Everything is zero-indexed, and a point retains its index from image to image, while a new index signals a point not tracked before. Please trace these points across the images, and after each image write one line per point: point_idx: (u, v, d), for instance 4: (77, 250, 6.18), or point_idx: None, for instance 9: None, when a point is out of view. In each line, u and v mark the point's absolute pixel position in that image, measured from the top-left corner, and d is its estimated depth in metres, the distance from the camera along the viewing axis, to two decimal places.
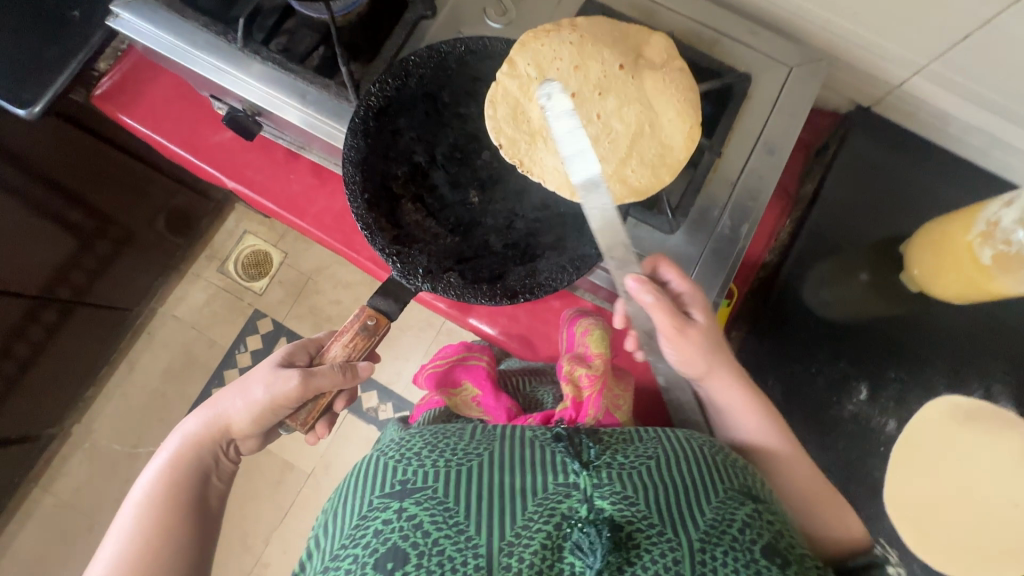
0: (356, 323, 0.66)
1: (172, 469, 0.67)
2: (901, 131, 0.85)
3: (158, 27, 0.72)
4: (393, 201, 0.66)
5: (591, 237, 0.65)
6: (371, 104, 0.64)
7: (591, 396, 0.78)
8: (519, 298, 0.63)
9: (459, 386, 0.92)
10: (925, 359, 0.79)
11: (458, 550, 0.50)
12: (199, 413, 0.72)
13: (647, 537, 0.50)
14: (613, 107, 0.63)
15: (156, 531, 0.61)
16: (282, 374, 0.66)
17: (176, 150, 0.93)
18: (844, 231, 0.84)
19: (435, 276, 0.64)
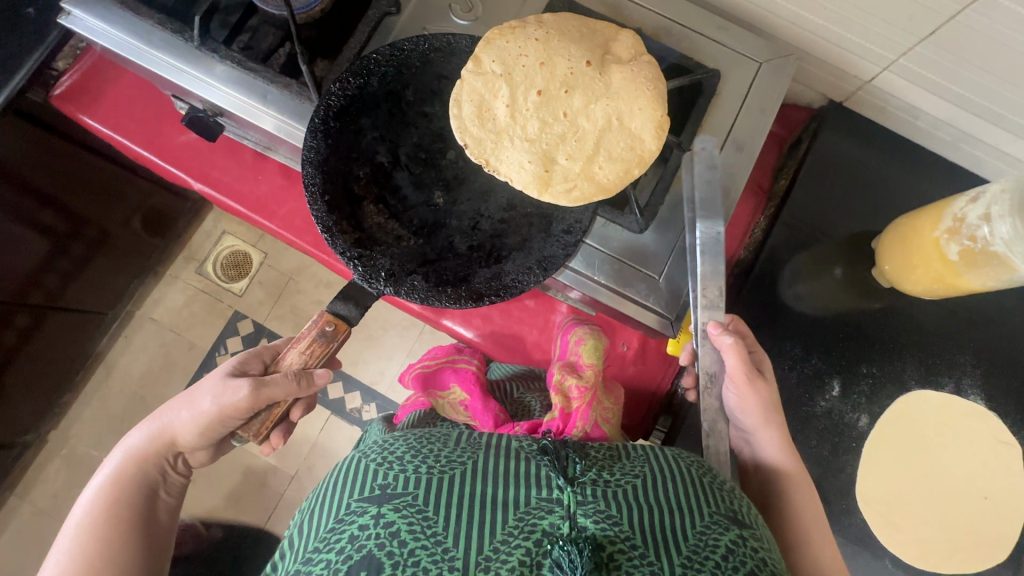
0: (312, 330, 0.65)
1: (116, 484, 0.66)
2: (872, 126, 0.85)
3: (114, 26, 0.70)
4: (356, 202, 0.65)
5: (557, 238, 0.64)
6: (332, 104, 0.62)
7: (580, 408, 0.77)
8: (484, 300, 0.62)
9: (448, 389, 0.90)
10: (896, 354, 0.79)
11: (433, 562, 0.50)
12: (144, 424, 0.71)
13: (628, 559, 0.50)
14: (580, 104, 0.62)
15: (98, 549, 0.60)
16: (231, 385, 0.64)
17: (140, 151, 0.90)
18: (816, 228, 0.84)
19: (399, 280, 0.63)
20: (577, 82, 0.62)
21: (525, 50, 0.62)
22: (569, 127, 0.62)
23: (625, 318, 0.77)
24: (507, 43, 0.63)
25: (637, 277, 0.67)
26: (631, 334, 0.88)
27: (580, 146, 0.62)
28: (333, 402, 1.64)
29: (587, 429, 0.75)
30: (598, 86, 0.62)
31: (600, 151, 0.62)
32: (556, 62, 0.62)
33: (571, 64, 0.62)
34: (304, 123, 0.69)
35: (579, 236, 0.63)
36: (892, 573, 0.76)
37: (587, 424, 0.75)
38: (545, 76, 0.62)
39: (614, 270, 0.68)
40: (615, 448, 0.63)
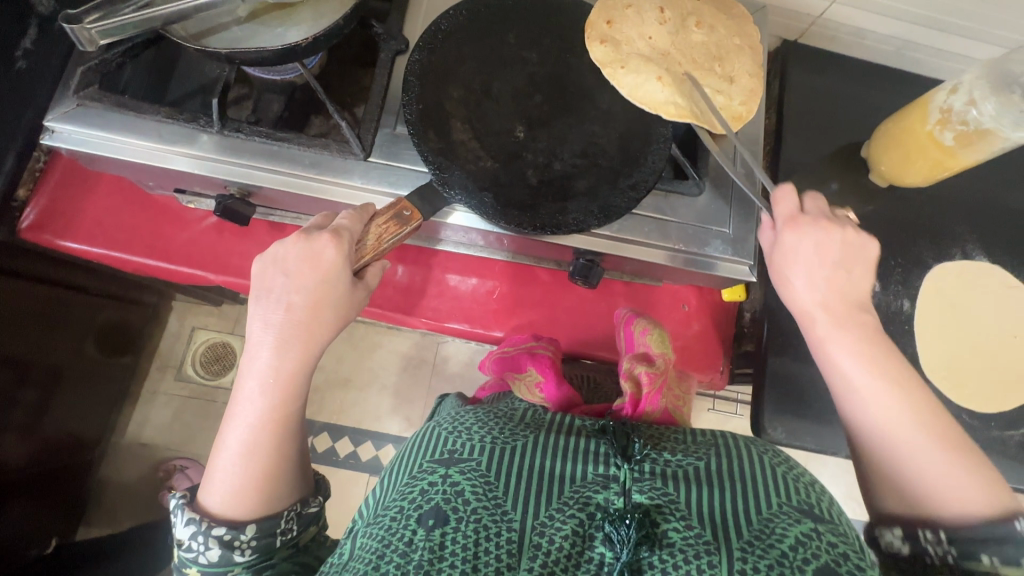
0: (389, 209, 0.59)
1: (280, 382, 0.54)
2: (827, 54, 0.96)
3: (112, 132, 0.64)
4: (440, 125, 0.63)
5: (622, 190, 0.64)
6: (440, 26, 0.67)
7: (650, 394, 0.72)
8: (546, 231, 0.62)
9: (523, 372, 0.81)
10: (909, 241, 0.90)
11: (493, 520, 0.53)
12: (296, 318, 0.54)
13: (678, 535, 0.51)
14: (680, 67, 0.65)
15: (270, 447, 0.55)
16: (315, 252, 0.54)
17: (141, 260, 0.83)
18: (808, 149, 0.93)
19: (469, 193, 0.61)
20: (682, 38, 0.65)
21: (636, 19, 0.65)
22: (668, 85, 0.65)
23: (691, 277, 0.80)
24: (625, 8, 0.65)
25: (710, 234, 0.71)
26: (687, 291, 0.93)
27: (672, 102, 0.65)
28: (368, 463, 1.63)
29: (657, 416, 0.72)
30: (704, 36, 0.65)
31: (735, 95, 0.64)
32: (658, 19, 0.65)
33: (682, 25, 0.65)
34: (351, 177, 0.67)
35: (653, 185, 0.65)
36: (972, 426, 0.85)
37: (656, 414, 0.71)
38: (658, 34, 0.64)
39: (686, 235, 0.71)
40: (677, 431, 0.65)
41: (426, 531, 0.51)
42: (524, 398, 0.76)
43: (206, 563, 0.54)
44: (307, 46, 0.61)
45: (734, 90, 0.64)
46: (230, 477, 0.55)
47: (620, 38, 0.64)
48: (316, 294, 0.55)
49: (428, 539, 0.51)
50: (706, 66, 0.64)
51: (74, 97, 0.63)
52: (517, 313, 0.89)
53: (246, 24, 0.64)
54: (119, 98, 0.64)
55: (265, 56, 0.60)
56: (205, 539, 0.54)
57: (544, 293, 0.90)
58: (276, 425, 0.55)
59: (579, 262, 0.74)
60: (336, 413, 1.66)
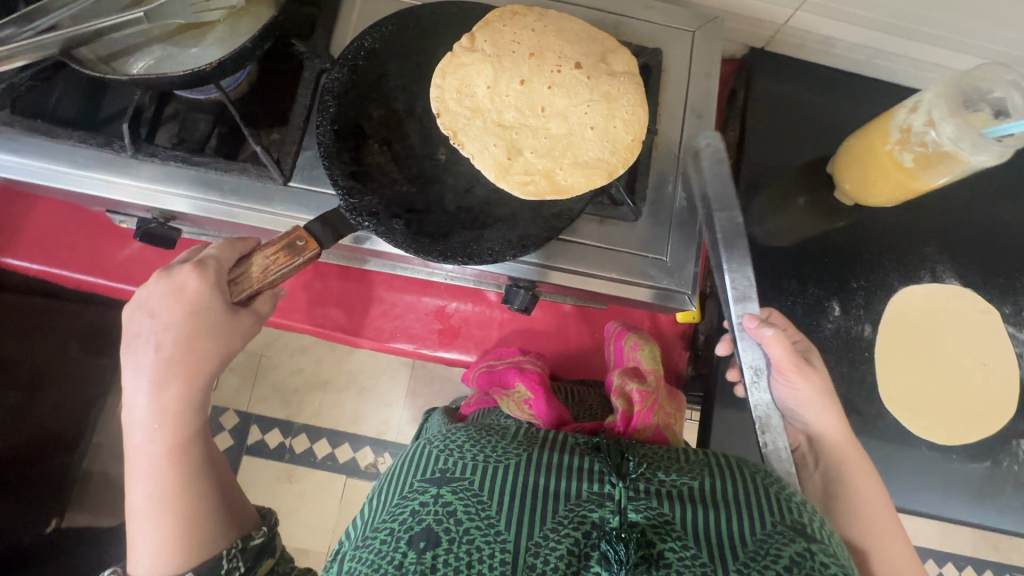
0: (284, 237, 0.56)
1: (165, 420, 0.55)
2: (795, 63, 0.91)
3: (31, 159, 0.63)
4: (354, 146, 0.62)
5: (544, 218, 0.63)
6: (365, 44, 0.63)
7: (642, 411, 0.67)
8: (455, 260, 0.59)
9: (510, 389, 0.77)
10: (874, 262, 0.86)
11: (487, 543, 0.48)
12: (169, 353, 0.54)
13: (676, 555, 0.48)
14: (562, 103, 0.64)
15: (177, 489, 0.56)
16: (178, 287, 0.55)
17: (82, 278, 0.83)
18: (770, 164, 0.89)
19: (380, 221, 0.58)
20: (571, 68, 0.65)
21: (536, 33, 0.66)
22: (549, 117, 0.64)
23: (633, 303, 0.77)
24: (528, 22, 0.66)
25: (644, 262, 0.69)
26: (640, 314, 0.90)
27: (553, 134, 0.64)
28: (345, 465, 1.59)
29: (649, 434, 0.66)
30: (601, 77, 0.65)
31: (595, 138, 0.64)
32: (558, 43, 0.65)
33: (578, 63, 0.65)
34: (271, 202, 0.65)
35: (568, 222, 0.62)
36: (932, 458, 0.81)
37: (649, 432, 0.66)
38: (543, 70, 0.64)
39: (621, 262, 0.68)
40: (669, 448, 0.59)
41: (417, 554, 0.47)
42: (510, 415, 0.72)
43: None
44: (216, 71, 0.58)
45: (597, 137, 0.64)
46: (151, 535, 0.55)
47: (507, 47, 0.65)
48: (186, 328, 0.55)
49: (419, 561, 0.47)
50: (579, 94, 0.64)
51: None
52: (462, 334, 0.87)
53: (161, 44, 0.63)
54: (33, 124, 0.63)
55: (171, 82, 0.57)
56: None
57: (491, 315, 0.88)
58: (178, 462, 0.56)
59: (513, 287, 0.72)
60: (315, 416, 1.61)
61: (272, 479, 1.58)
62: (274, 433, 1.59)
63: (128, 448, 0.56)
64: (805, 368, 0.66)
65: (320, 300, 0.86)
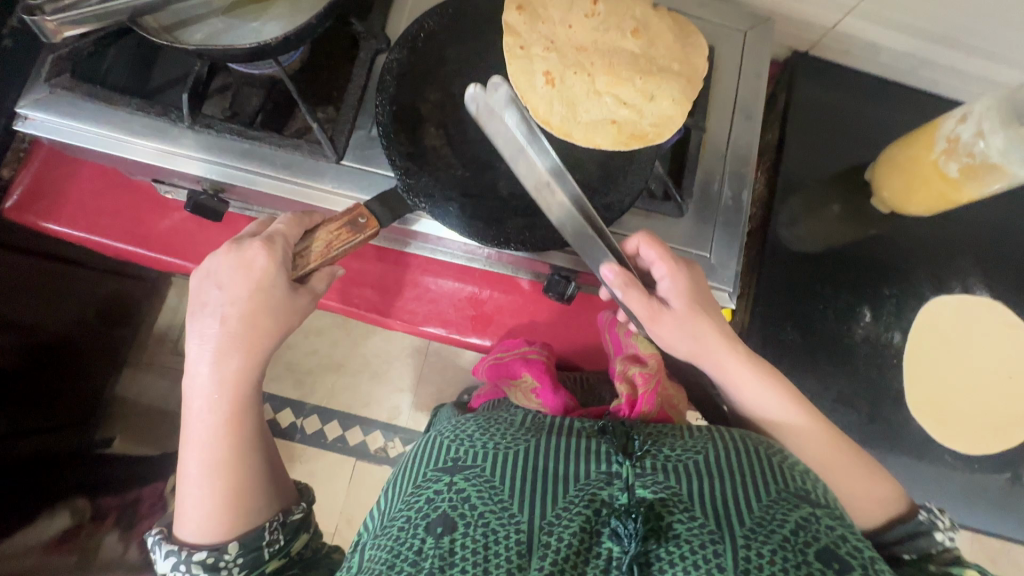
0: (344, 215, 0.59)
1: (225, 393, 0.55)
2: (840, 68, 0.91)
3: (83, 123, 0.63)
4: (411, 129, 0.63)
5: (596, 210, 0.63)
6: (424, 25, 0.63)
7: (645, 393, 0.64)
8: (510, 246, 0.60)
9: (518, 378, 0.78)
10: (907, 271, 0.86)
11: (500, 525, 0.45)
12: (233, 327, 0.55)
13: (684, 526, 0.44)
14: (604, 79, 0.62)
15: (229, 461, 0.56)
16: (246, 258, 0.56)
17: (121, 245, 0.83)
18: (807, 168, 0.89)
19: (435, 203, 0.60)
20: (623, 47, 0.64)
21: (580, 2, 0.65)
22: (627, 64, 0.63)
23: None
24: None
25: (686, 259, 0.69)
26: None
27: (643, 80, 0.62)
28: (356, 448, 1.60)
29: (653, 416, 0.64)
30: (647, 59, 0.64)
31: (616, 108, 0.62)
32: (615, 22, 0.64)
33: (609, 18, 0.64)
34: (322, 179, 0.65)
35: (618, 214, 0.61)
36: (954, 467, 0.82)
37: (653, 414, 0.63)
38: (580, 27, 0.64)
39: None
40: (676, 429, 0.56)
41: (435, 541, 0.44)
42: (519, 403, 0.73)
43: None
44: (279, 46, 0.58)
45: (648, 111, 0.62)
46: (199, 500, 0.55)
47: (544, 15, 0.64)
48: (250, 302, 0.55)
49: (437, 546, 0.44)
50: (624, 76, 0.62)
51: (45, 85, 0.63)
52: (494, 322, 0.88)
53: (222, 17, 0.64)
54: (90, 88, 0.63)
55: (235, 56, 0.57)
56: (186, 567, 0.53)
57: (523, 304, 0.88)
58: (232, 433, 0.56)
59: (553, 277, 0.73)
60: (327, 397, 1.62)
61: (283, 457, 1.59)
62: (286, 412, 1.61)
63: (187, 417, 0.56)
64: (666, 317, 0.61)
65: (355, 281, 0.87)
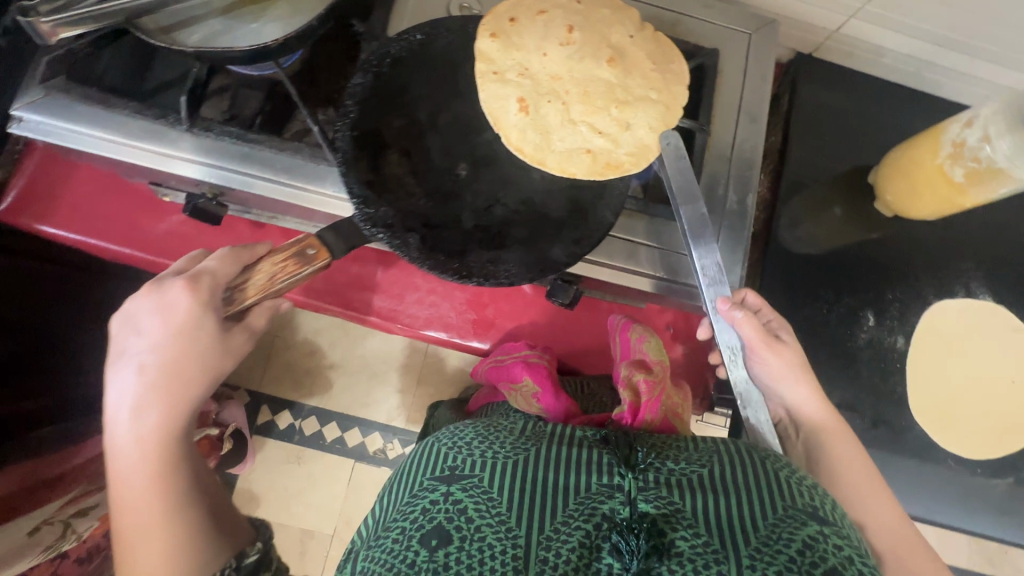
0: (291, 246, 0.55)
1: (144, 447, 0.52)
2: (843, 69, 0.90)
3: (77, 125, 0.62)
4: (377, 155, 0.61)
5: (563, 243, 0.61)
6: (393, 49, 0.61)
7: (649, 402, 0.65)
8: (472, 279, 0.58)
9: (518, 382, 0.77)
10: (911, 274, 0.86)
11: (498, 539, 0.45)
12: (151, 376, 0.52)
13: (687, 544, 0.43)
14: (579, 109, 0.61)
15: (162, 515, 0.52)
16: (171, 300, 0.53)
17: (118, 249, 0.82)
18: (811, 170, 0.89)
19: (394, 233, 0.57)
20: (598, 75, 0.61)
21: (554, 23, 0.62)
22: (602, 94, 0.61)
23: (673, 303, 0.77)
24: (536, 15, 0.62)
25: (693, 263, 0.69)
26: (672, 315, 0.89)
27: (619, 109, 0.61)
28: (354, 449, 1.59)
29: (658, 424, 0.64)
30: (623, 87, 0.61)
31: (590, 137, 0.61)
32: (590, 49, 0.61)
33: (586, 45, 0.61)
34: (322, 183, 0.65)
35: (596, 241, 0.60)
36: (956, 471, 0.82)
37: (658, 422, 0.64)
38: (555, 55, 0.61)
39: (669, 261, 0.68)
40: (681, 440, 0.56)
41: (429, 553, 0.44)
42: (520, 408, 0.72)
43: None
44: (280, 48, 0.57)
45: (623, 140, 0.61)
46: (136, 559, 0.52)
47: (517, 41, 0.62)
48: (170, 347, 0.53)
49: (431, 560, 0.43)
50: (598, 105, 0.61)
51: (39, 87, 0.62)
52: (495, 326, 0.87)
53: (221, 18, 0.63)
54: (87, 91, 0.63)
55: (235, 57, 0.56)
56: None
57: (523, 308, 0.87)
58: (163, 485, 0.53)
59: (556, 281, 0.72)
60: (325, 398, 1.61)
61: (281, 459, 1.58)
62: (284, 413, 1.60)
63: (115, 473, 0.53)
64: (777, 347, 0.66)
65: (354, 285, 0.86)
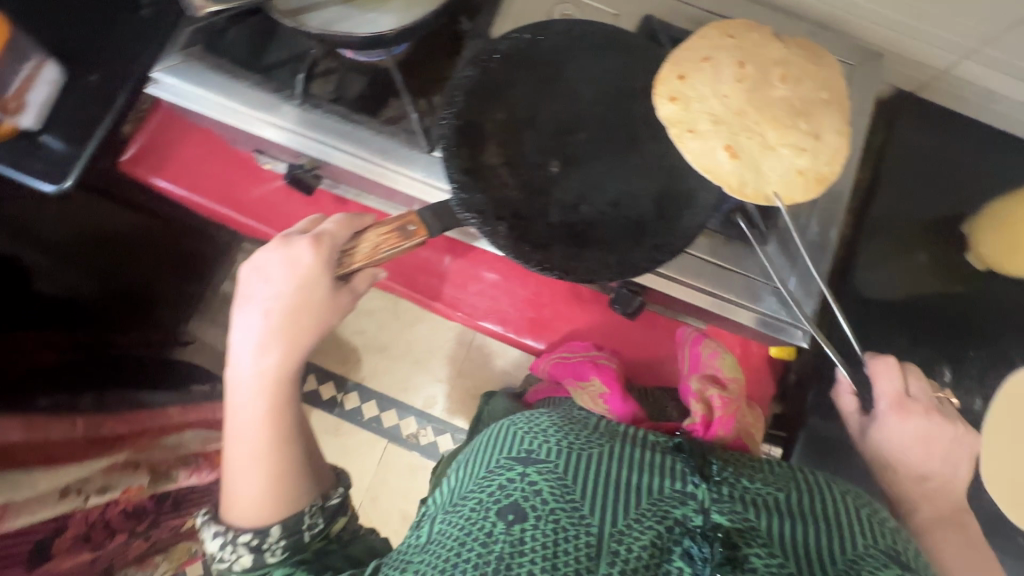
0: (395, 221, 0.57)
1: (264, 380, 0.57)
2: (947, 112, 0.86)
3: (208, 90, 0.69)
4: (474, 144, 0.63)
5: (645, 248, 0.61)
6: (501, 47, 0.65)
7: (722, 418, 0.70)
8: (555, 273, 0.59)
9: (585, 381, 0.80)
10: (1000, 334, 0.81)
11: (571, 523, 0.46)
12: (274, 320, 0.56)
13: (762, 561, 0.43)
14: (773, 134, 0.60)
15: (271, 445, 0.58)
16: (297, 252, 0.57)
17: (217, 208, 0.89)
18: (901, 212, 0.85)
19: (486, 221, 0.60)
20: (776, 98, 0.61)
21: (720, 66, 0.62)
22: (786, 112, 0.61)
23: (739, 328, 0.75)
24: (700, 62, 0.63)
25: (767, 289, 0.68)
26: (732, 340, 0.87)
27: (806, 123, 0.61)
28: (390, 430, 1.64)
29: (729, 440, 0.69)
30: (800, 102, 0.62)
31: (796, 155, 0.60)
32: (761, 78, 0.62)
33: (760, 75, 0.62)
34: (412, 167, 0.68)
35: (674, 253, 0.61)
36: None
37: (729, 437, 0.69)
38: (734, 93, 0.61)
39: (743, 286, 0.68)
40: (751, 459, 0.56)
41: (505, 526, 0.45)
42: (586, 406, 0.76)
43: (238, 570, 0.58)
44: (393, 37, 0.61)
45: (820, 150, 0.61)
46: (244, 481, 0.58)
47: (693, 92, 0.62)
48: (293, 297, 0.57)
49: (507, 533, 0.45)
50: (788, 125, 0.61)
51: (179, 53, 0.69)
52: (552, 327, 0.88)
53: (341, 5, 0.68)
54: (218, 60, 0.69)
55: (353, 43, 0.61)
56: (234, 547, 0.57)
57: (582, 312, 0.88)
58: (276, 421, 0.58)
59: (623, 291, 0.72)
60: (369, 376, 1.67)
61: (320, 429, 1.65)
62: (329, 385, 1.67)
63: (234, 404, 0.59)
64: (917, 404, 0.71)
65: (421, 269, 0.90)
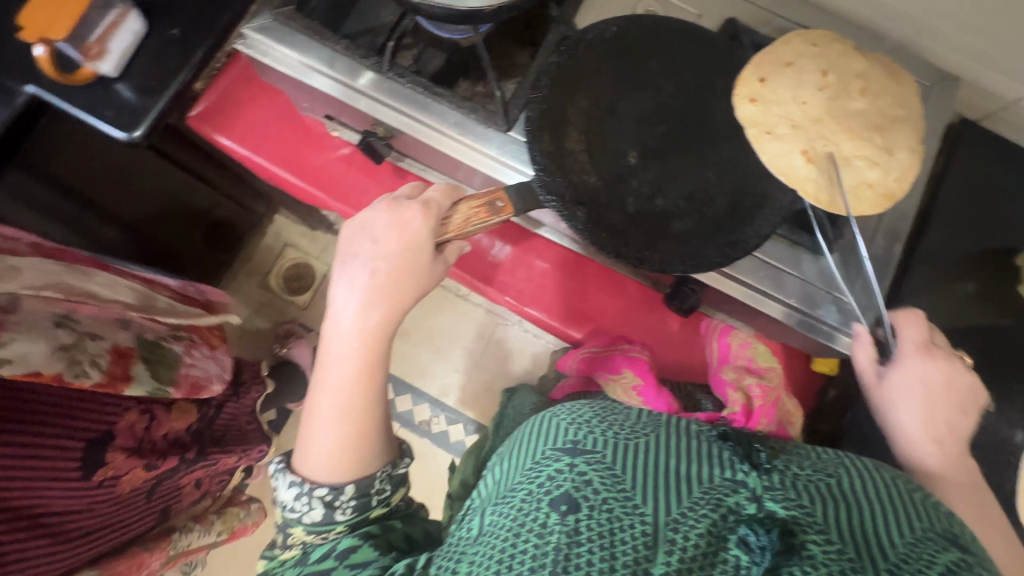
0: (485, 196, 0.60)
1: (362, 339, 0.58)
2: (1008, 145, 0.87)
3: (295, 50, 0.70)
4: (557, 127, 0.64)
5: (716, 245, 0.62)
6: (590, 36, 0.66)
7: (764, 406, 0.76)
8: (629, 262, 0.60)
9: (618, 374, 0.83)
10: None
11: (624, 513, 0.45)
12: (381, 280, 0.58)
13: (821, 549, 0.42)
14: (848, 145, 0.61)
15: (358, 404, 0.59)
16: (407, 213, 0.59)
17: (281, 173, 0.90)
18: (957, 238, 0.85)
19: (565, 204, 0.61)
20: (853, 110, 0.62)
21: (802, 74, 0.63)
22: (864, 125, 0.62)
23: (791, 336, 0.76)
24: (784, 67, 0.64)
25: (826, 298, 0.69)
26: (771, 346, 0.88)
27: (881, 137, 0.62)
28: (403, 415, 1.64)
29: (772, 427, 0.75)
30: (878, 116, 0.63)
31: (868, 168, 0.61)
32: (841, 89, 0.63)
33: (841, 86, 0.63)
34: (489, 145, 0.69)
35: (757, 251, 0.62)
36: None
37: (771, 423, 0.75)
38: (814, 101, 0.62)
39: (805, 293, 0.69)
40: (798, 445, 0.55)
41: (559, 517, 0.44)
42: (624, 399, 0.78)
43: (308, 523, 0.58)
44: (490, 14, 0.62)
45: (892, 166, 0.62)
46: (326, 439, 0.59)
47: (774, 96, 0.63)
48: (400, 258, 0.58)
49: (563, 524, 0.44)
50: (865, 138, 0.61)
51: (271, 13, 0.71)
52: (596, 320, 0.89)
53: None
54: (311, 23, 0.70)
55: (450, 15, 0.61)
56: (309, 500, 0.57)
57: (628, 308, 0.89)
58: (370, 380, 0.59)
59: (682, 289, 0.73)
60: None
61: None
62: None
63: (324, 363, 0.60)
64: (940, 350, 0.62)
65: (472, 251, 0.90)
